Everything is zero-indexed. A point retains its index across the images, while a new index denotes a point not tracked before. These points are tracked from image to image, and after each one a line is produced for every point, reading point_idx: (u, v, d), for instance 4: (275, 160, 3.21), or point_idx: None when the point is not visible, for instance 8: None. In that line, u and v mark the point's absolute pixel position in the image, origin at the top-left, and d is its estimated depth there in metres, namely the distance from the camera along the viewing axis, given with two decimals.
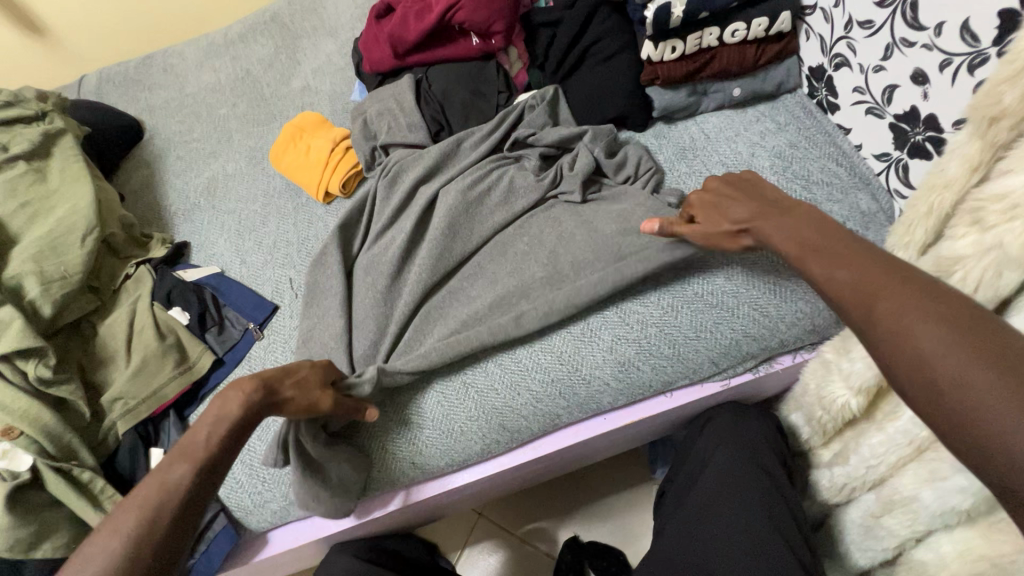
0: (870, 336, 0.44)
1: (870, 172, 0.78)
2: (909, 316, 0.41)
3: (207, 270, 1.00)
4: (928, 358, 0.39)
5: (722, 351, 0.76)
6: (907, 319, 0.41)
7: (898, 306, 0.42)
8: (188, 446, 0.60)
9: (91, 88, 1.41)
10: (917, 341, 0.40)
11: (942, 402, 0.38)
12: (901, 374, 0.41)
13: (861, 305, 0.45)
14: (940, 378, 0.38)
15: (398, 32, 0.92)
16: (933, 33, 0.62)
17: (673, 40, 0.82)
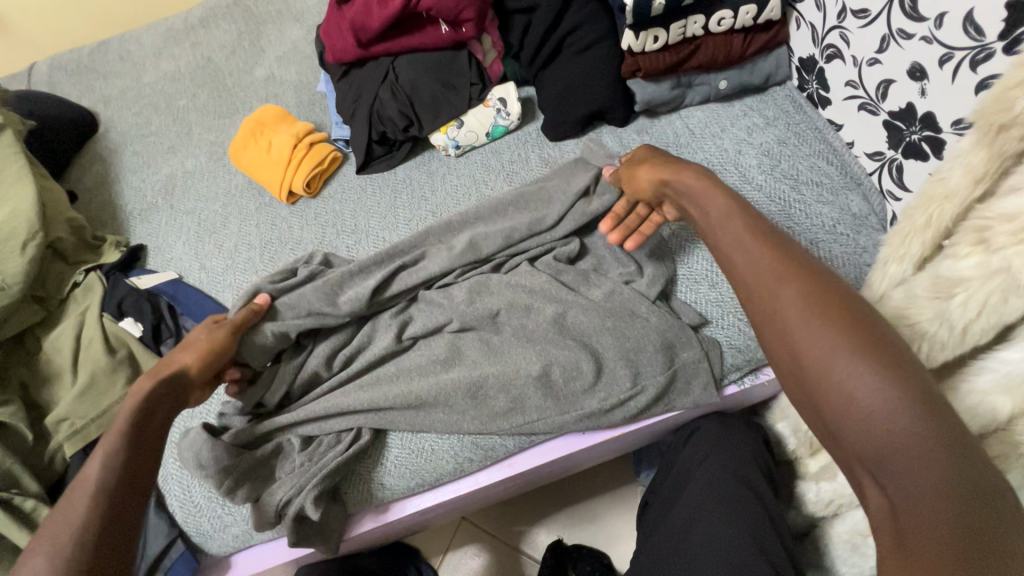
0: (794, 362, 0.45)
1: (862, 172, 0.73)
2: (841, 348, 0.42)
3: (163, 276, 0.94)
4: (864, 398, 0.40)
5: (737, 349, 0.73)
6: (838, 356, 0.42)
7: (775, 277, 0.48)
8: (88, 469, 0.54)
9: (41, 76, 1.31)
10: (839, 367, 0.42)
11: (872, 448, 0.40)
12: (827, 406, 0.43)
13: (787, 334, 0.46)
14: (875, 424, 0.40)
15: (361, 20, 0.84)
16: (933, 24, 0.57)
17: (655, 29, 0.76)
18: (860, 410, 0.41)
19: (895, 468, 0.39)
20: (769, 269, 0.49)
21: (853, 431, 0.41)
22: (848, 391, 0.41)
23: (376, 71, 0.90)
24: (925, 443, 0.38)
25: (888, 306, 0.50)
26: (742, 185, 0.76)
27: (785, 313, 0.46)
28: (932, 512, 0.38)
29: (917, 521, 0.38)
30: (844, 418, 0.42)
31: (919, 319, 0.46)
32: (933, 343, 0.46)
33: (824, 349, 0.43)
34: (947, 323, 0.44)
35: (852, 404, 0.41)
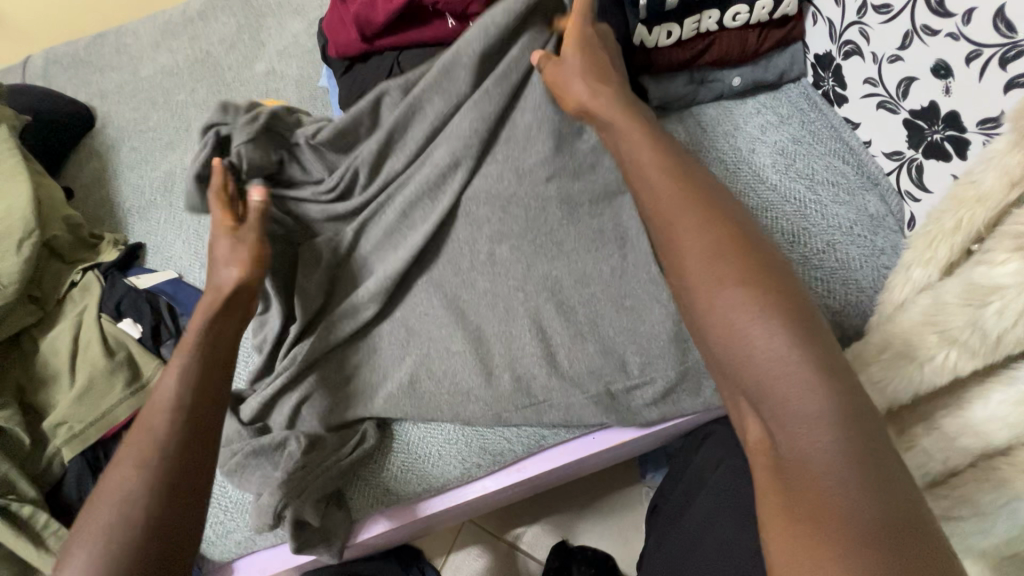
0: (692, 301, 0.46)
1: (879, 172, 0.72)
2: (730, 285, 0.43)
3: (163, 275, 0.92)
4: (750, 331, 0.41)
5: None
6: (729, 293, 0.43)
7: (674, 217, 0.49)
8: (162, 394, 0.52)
9: (36, 70, 1.29)
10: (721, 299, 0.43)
11: (752, 376, 0.41)
12: (716, 342, 0.43)
13: (688, 274, 0.46)
14: (747, 353, 0.41)
15: (366, 14, 0.82)
16: (961, 20, 0.55)
17: (669, 24, 0.75)
18: (747, 345, 0.41)
19: (776, 398, 0.39)
20: (670, 210, 0.50)
21: (737, 364, 0.41)
22: (729, 322, 0.42)
23: (381, 66, 0.88)
24: (801, 374, 0.39)
25: (914, 312, 0.48)
26: (756, 185, 0.74)
27: (689, 252, 0.47)
28: (805, 438, 0.37)
29: (794, 447, 0.38)
30: (731, 351, 0.42)
31: (948, 327, 0.44)
32: (963, 352, 0.44)
33: (717, 287, 0.44)
34: (979, 331, 0.43)
35: (733, 334, 0.42)
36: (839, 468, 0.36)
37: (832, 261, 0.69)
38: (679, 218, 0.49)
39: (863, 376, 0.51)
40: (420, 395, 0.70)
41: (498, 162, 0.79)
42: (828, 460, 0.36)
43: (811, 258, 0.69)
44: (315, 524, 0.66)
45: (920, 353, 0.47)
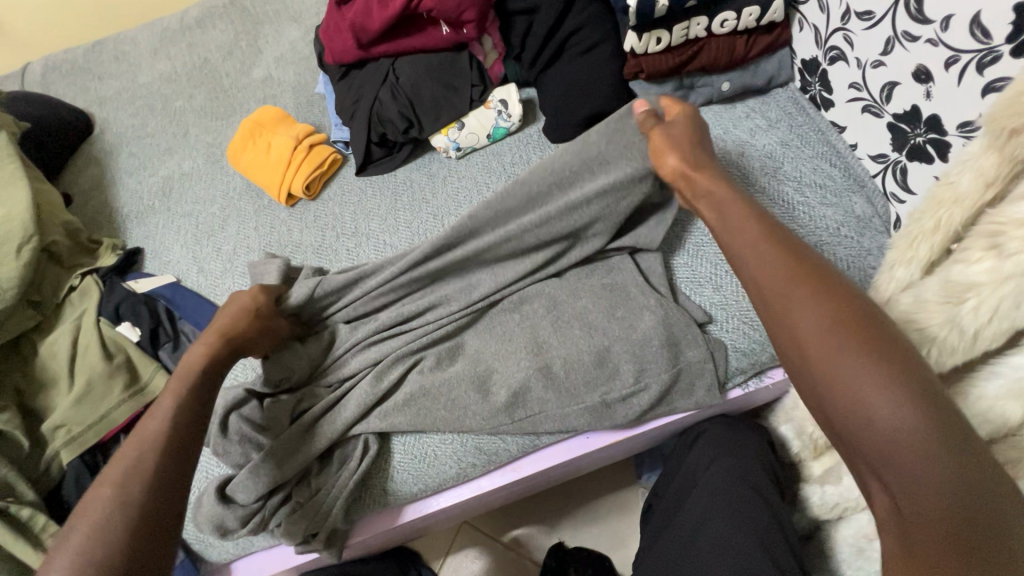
0: (798, 361, 0.45)
1: (865, 173, 0.73)
2: (842, 343, 0.42)
3: (161, 279, 0.92)
4: (867, 396, 0.40)
5: (744, 354, 0.72)
6: (843, 354, 0.42)
7: (773, 274, 0.48)
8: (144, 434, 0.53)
9: (34, 77, 1.30)
10: (841, 366, 0.41)
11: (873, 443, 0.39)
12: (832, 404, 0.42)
13: (798, 335, 0.45)
14: (866, 423, 0.40)
15: (361, 21, 0.83)
16: (939, 27, 0.57)
17: (658, 31, 0.76)
18: (862, 406, 0.40)
19: (895, 461, 0.38)
20: (771, 271, 0.48)
21: (854, 424, 0.40)
22: (843, 387, 0.41)
23: (377, 73, 0.89)
24: (918, 437, 0.38)
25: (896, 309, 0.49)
26: (745, 186, 0.76)
27: (796, 311, 0.45)
28: (926, 505, 0.37)
29: (916, 510, 0.37)
30: (846, 413, 0.41)
31: (928, 325, 0.46)
32: (943, 348, 0.45)
33: (832, 350, 0.42)
34: (957, 328, 0.44)
35: (850, 401, 0.40)
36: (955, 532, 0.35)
37: None
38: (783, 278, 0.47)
39: None
40: (415, 395, 0.71)
41: None
42: (950, 530, 0.36)
43: None
44: (308, 523, 0.67)
45: None
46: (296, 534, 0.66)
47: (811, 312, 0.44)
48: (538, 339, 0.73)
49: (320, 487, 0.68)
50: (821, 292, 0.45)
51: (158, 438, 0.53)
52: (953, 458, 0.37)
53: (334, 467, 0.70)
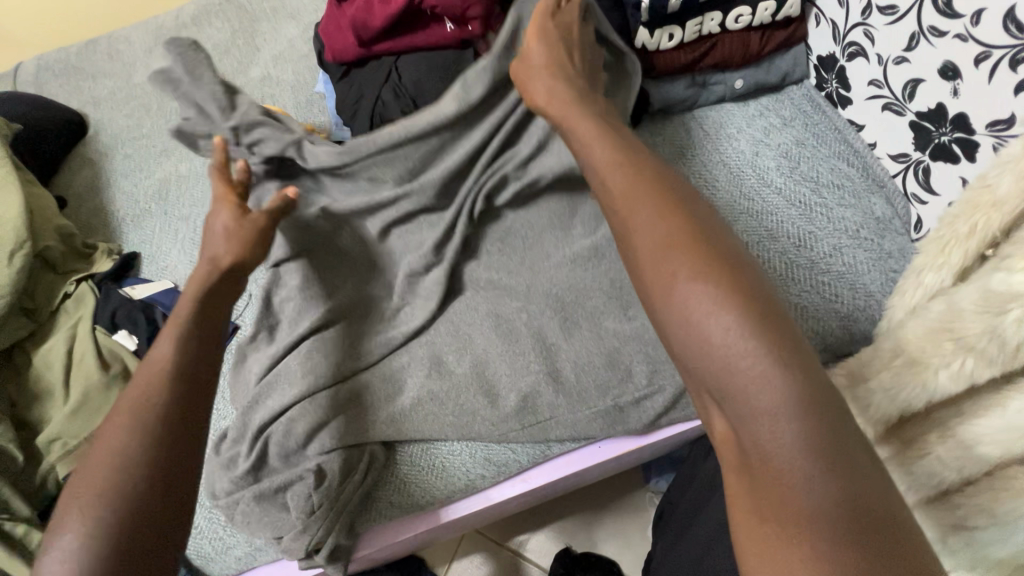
0: (649, 296, 0.43)
1: (885, 174, 0.71)
2: (680, 270, 0.40)
3: (159, 285, 0.89)
4: (706, 327, 0.38)
5: None
6: (683, 281, 0.40)
7: (627, 207, 0.47)
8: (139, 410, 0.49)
9: (26, 77, 1.27)
10: (683, 299, 0.39)
11: (710, 370, 0.38)
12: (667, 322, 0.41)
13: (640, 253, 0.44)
14: (710, 355, 0.38)
15: (363, 17, 0.80)
16: (970, 21, 0.54)
17: (671, 27, 0.74)
18: (698, 333, 0.38)
19: (733, 390, 0.37)
20: (626, 199, 0.47)
21: (698, 361, 0.39)
22: (686, 318, 0.39)
23: (378, 71, 0.86)
24: (755, 359, 0.36)
25: (929, 318, 0.47)
26: (760, 188, 0.74)
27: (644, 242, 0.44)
28: (753, 421, 0.36)
29: (751, 436, 0.36)
30: (688, 343, 0.39)
31: (965, 335, 0.44)
32: (979, 360, 0.43)
33: (668, 265, 0.41)
34: (997, 339, 0.42)
35: (689, 330, 0.39)
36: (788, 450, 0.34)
37: (839, 265, 0.68)
38: (631, 196, 0.47)
39: (875, 382, 0.52)
40: (422, 402, 0.69)
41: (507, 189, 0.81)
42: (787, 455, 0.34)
43: (818, 263, 0.68)
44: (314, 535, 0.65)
45: (936, 362, 0.46)
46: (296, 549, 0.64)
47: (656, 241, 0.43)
48: (547, 345, 0.70)
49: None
50: (666, 217, 0.44)
51: (151, 404, 0.49)
52: (788, 378, 0.35)
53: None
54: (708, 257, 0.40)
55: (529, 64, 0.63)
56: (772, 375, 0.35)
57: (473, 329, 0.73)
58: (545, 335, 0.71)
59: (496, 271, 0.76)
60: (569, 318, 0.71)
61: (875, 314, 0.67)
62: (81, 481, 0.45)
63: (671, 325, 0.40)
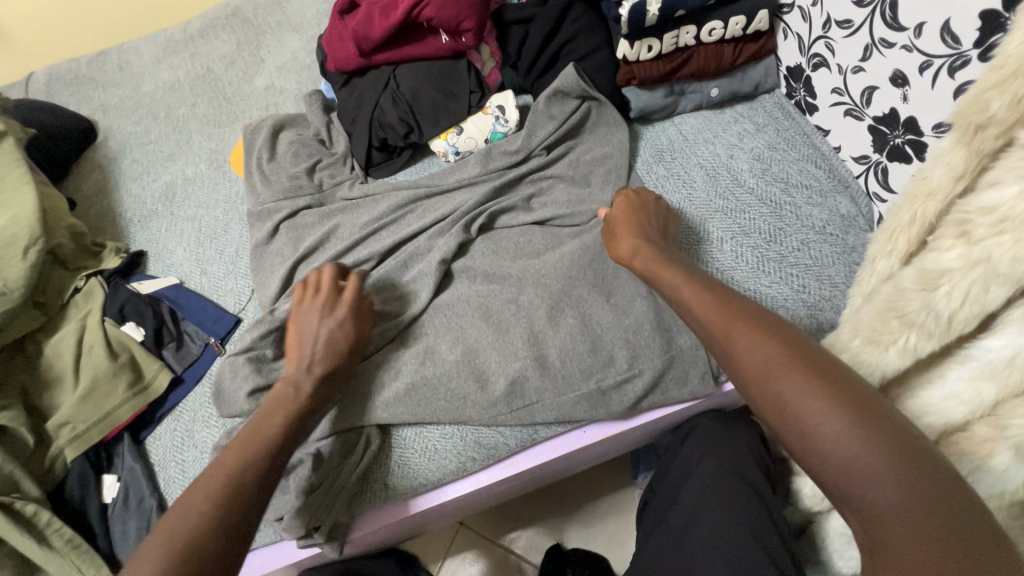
0: (761, 407, 0.49)
1: (849, 175, 0.76)
2: (788, 380, 0.47)
3: (165, 282, 0.94)
4: (817, 426, 0.44)
5: None
6: (791, 390, 0.47)
7: (723, 326, 0.54)
8: (261, 428, 0.60)
9: (39, 86, 1.32)
10: (796, 404, 0.46)
11: (832, 469, 0.43)
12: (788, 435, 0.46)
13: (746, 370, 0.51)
14: (826, 454, 0.43)
15: (363, 30, 0.86)
16: (913, 34, 0.60)
17: (649, 39, 0.80)
18: (812, 435, 0.44)
19: (857, 489, 0.41)
20: (722, 321, 0.55)
21: (818, 464, 0.44)
22: (800, 422, 0.45)
23: (378, 79, 0.92)
24: (872, 459, 0.41)
25: (879, 299, 0.52)
26: (734, 188, 0.79)
27: (747, 356, 0.51)
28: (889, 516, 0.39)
29: (885, 534, 0.39)
30: (804, 445, 0.45)
31: (907, 312, 0.48)
32: (921, 333, 0.48)
33: (775, 380, 0.48)
34: (932, 313, 0.46)
35: (807, 435, 0.44)
36: (928, 555, 0.36)
37: (807, 258, 0.73)
38: (726, 320, 0.55)
39: None
40: (415, 386, 0.73)
41: (497, 189, 0.85)
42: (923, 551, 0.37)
43: (788, 256, 0.73)
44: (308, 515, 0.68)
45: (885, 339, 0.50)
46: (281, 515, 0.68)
47: (758, 354, 0.50)
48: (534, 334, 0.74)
49: (320, 482, 0.70)
50: (764, 334, 0.51)
51: (270, 429, 0.60)
52: (905, 473, 0.40)
53: (335, 462, 0.71)
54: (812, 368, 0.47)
55: (618, 222, 0.74)
56: (883, 471, 0.40)
57: (463, 321, 0.77)
58: (532, 326, 0.75)
59: (486, 265, 0.81)
60: (556, 309, 0.76)
61: (840, 304, 0.71)
62: (178, 506, 0.52)
63: (786, 430, 0.46)
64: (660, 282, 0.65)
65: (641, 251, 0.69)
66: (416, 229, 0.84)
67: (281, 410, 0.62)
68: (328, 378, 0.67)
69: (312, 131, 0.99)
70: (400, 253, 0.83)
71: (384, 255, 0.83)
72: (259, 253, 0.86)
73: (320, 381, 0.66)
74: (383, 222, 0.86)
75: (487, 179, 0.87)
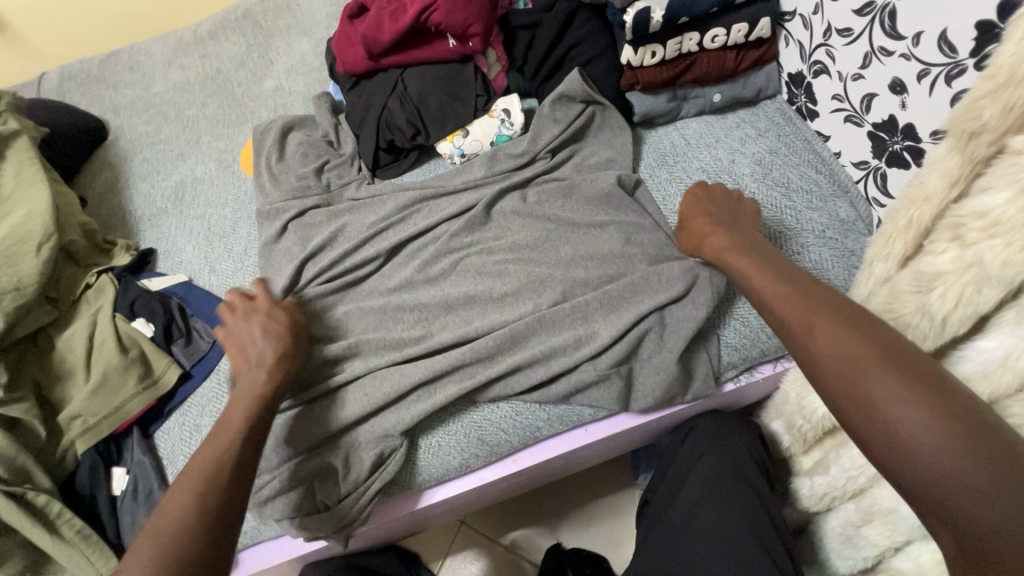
0: (839, 404, 0.47)
1: (848, 180, 0.78)
2: (876, 378, 0.45)
3: (174, 279, 0.96)
4: (906, 427, 0.41)
5: (738, 347, 0.75)
6: (880, 387, 0.44)
7: (802, 319, 0.52)
8: (224, 435, 0.60)
9: (51, 86, 1.34)
10: (883, 402, 0.43)
11: (918, 474, 0.40)
12: (866, 434, 0.44)
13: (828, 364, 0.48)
14: (916, 457, 0.41)
15: (372, 33, 0.87)
16: (911, 43, 0.61)
17: (653, 45, 0.81)
18: (899, 437, 0.42)
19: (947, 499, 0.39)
20: (800, 315, 0.53)
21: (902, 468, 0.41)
22: (886, 422, 0.43)
23: (386, 82, 0.93)
24: (971, 469, 0.38)
25: (875, 302, 0.53)
26: None
27: (828, 349, 0.48)
28: (985, 528, 0.37)
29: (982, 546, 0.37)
30: (888, 447, 0.42)
31: (902, 313, 0.49)
32: (916, 335, 0.49)
33: (861, 377, 0.45)
34: (927, 315, 0.47)
35: (895, 436, 0.42)
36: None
37: (805, 262, 0.74)
38: (805, 313, 0.53)
39: None
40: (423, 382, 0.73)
41: (502, 190, 0.87)
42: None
43: (787, 259, 0.74)
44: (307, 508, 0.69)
45: None
46: (277, 511, 0.68)
47: (840, 348, 0.48)
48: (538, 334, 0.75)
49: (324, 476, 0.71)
50: (850, 329, 0.49)
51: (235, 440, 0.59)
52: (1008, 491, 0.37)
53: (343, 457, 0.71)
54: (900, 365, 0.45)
55: (695, 214, 0.75)
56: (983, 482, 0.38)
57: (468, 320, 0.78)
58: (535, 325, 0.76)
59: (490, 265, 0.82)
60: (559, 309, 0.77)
61: None
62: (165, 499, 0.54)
63: (866, 429, 0.44)
64: (740, 275, 0.63)
65: (719, 247, 0.68)
66: (422, 229, 0.85)
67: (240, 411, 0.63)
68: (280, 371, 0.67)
69: (321, 132, 1.01)
70: (406, 253, 0.84)
71: (390, 255, 0.85)
72: (267, 251, 0.88)
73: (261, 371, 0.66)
74: (390, 223, 0.87)
75: (492, 181, 0.88)
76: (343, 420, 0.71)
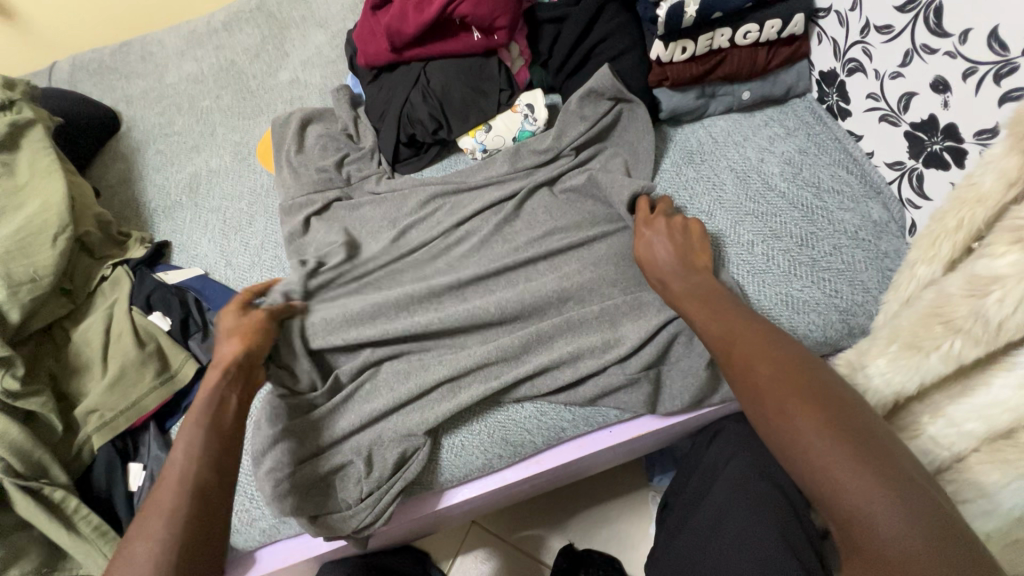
0: (760, 425, 0.48)
1: (881, 181, 0.76)
2: (785, 398, 0.46)
3: (190, 273, 0.94)
4: (808, 442, 0.43)
5: None
6: (789, 409, 0.45)
7: (731, 344, 0.54)
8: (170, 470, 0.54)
9: (62, 76, 1.32)
10: (790, 423, 0.45)
11: (822, 488, 0.42)
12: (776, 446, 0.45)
13: (747, 392, 0.50)
14: (814, 468, 0.42)
15: (396, 25, 0.86)
16: (958, 40, 0.60)
17: (684, 40, 0.80)
18: (800, 452, 0.43)
19: (845, 508, 0.40)
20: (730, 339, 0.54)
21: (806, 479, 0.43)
22: (793, 439, 0.44)
23: (408, 75, 0.92)
24: (863, 482, 0.40)
25: (920, 305, 0.52)
26: (764, 193, 0.79)
27: (749, 372, 0.50)
28: (867, 530, 0.39)
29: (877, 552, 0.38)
30: (794, 462, 0.44)
31: (952, 317, 0.48)
32: (967, 340, 0.48)
33: (774, 398, 0.47)
34: (981, 319, 0.46)
35: (798, 452, 0.44)
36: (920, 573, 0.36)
37: (839, 263, 0.72)
38: (734, 339, 0.54)
39: (872, 367, 0.54)
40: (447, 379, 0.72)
41: (525, 187, 0.85)
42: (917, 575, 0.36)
43: (819, 261, 0.73)
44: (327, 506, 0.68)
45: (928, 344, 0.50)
46: (300, 510, 0.67)
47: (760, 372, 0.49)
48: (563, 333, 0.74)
49: (347, 475, 0.69)
50: (774, 354, 0.50)
51: (188, 479, 0.53)
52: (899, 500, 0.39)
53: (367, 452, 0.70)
54: (810, 393, 0.46)
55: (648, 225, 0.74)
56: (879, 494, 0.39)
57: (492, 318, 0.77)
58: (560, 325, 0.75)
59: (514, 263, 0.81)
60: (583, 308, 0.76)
61: (871, 310, 0.71)
62: (141, 521, 0.50)
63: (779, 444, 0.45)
64: (680, 304, 0.64)
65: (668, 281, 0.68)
66: (445, 225, 0.84)
67: (195, 436, 0.57)
68: (233, 377, 0.63)
69: (340, 125, 0.99)
70: (428, 249, 0.83)
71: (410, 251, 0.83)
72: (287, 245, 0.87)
73: (218, 382, 0.62)
74: (410, 217, 0.86)
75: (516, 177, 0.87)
76: (369, 416, 0.70)
